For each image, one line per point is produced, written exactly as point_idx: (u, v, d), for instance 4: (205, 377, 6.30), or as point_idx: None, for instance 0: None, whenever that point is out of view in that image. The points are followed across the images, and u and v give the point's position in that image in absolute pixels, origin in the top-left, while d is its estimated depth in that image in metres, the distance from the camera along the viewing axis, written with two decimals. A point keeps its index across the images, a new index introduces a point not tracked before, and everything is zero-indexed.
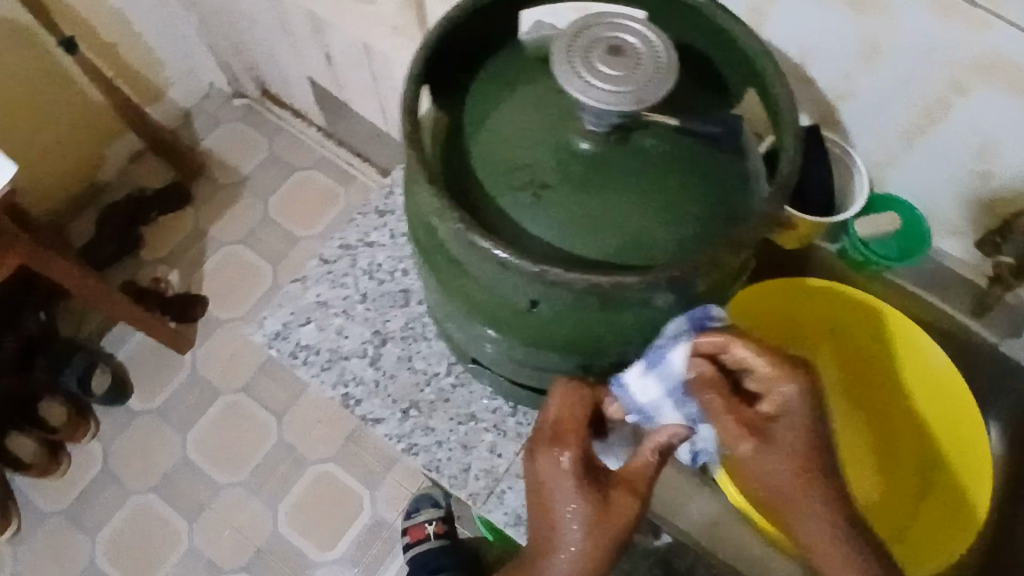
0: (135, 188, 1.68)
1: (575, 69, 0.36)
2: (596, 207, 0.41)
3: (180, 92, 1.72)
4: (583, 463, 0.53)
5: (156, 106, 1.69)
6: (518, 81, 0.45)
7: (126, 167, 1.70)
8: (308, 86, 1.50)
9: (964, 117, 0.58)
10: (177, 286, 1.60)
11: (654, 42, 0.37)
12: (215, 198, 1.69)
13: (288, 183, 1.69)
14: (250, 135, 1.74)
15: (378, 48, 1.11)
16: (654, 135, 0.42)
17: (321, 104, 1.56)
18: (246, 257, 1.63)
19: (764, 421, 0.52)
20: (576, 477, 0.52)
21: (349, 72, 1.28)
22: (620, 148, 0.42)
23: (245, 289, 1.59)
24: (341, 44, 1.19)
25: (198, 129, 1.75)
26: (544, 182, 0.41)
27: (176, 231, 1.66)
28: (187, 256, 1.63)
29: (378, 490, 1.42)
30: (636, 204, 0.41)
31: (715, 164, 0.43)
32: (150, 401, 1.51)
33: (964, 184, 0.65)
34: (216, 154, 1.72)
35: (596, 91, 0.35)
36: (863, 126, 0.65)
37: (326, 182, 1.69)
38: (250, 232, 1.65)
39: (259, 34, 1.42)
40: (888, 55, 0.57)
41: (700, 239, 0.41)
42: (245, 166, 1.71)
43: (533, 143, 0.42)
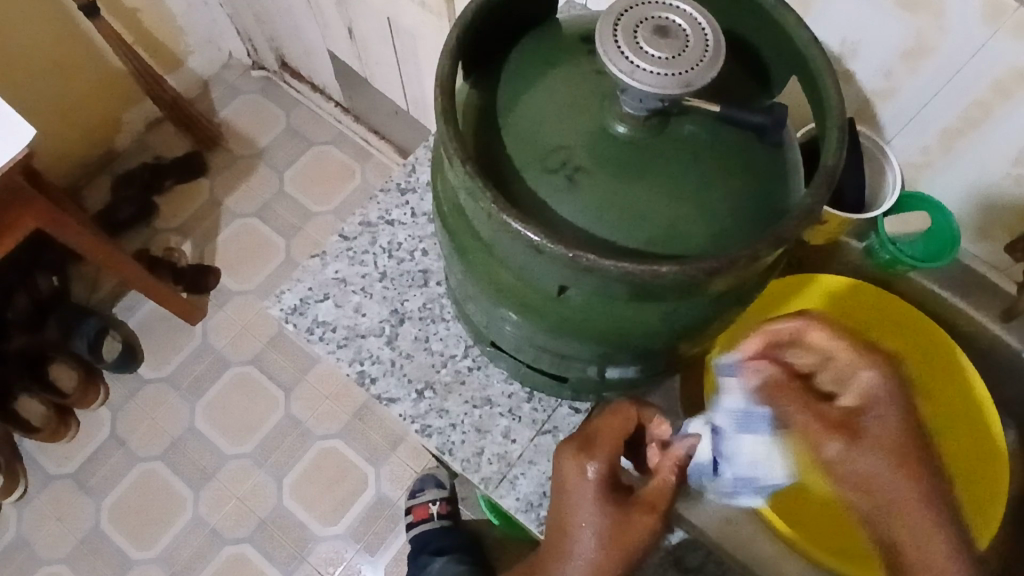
0: (151, 156, 1.68)
1: (620, 49, 0.35)
2: (630, 193, 0.40)
3: (199, 61, 1.71)
4: (609, 478, 0.55)
5: (174, 73, 1.68)
6: (557, 62, 0.44)
7: (144, 134, 1.69)
8: (330, 61, 1.49)
9: (1008, 120, 0.57)
10: (190, 256, 1.60)
11: (703, 24, 0.36)
12: (231, 169, 1.68)
13: (303, 158, 1.68)
14: (267, 107, 1.73)
15: (402, 24, 1.09)
16: (694, 122, 0.41)
17: (342, 80, 1.55)
18: (259, 229, 1.62)
19: (851, 416, 0.47)
20: (598, 492, 0.55)
21: (374, 49, 1.27)
22: (658, 134, 0.41)
23: (258, 262, 1.59)
24: (366, 19, 1.18)
25: (216, 99, 1.74)
26: (579, 164, 0.40)
27: (191, 201, 1.65)
28: (200, 225, 1.63)
29: (382, 467, 1.42)
30: (672, 191, 0.40)
31: (755, 155, 0.42)
32: (160, 369, 1.52)
33: (1002, 189, 0.63)
34: (232, 124, 1.72)
35: (641, 73, 0.34)
36: (901, 123, 0.63)
37: (342, 159, 1.68)
38: (264, 205, 1.64)
39: (283, 6, 1.41)
40: (934, 55, 0.56)
41: (736, 232, 0.40)
42: (261, 138, 1.70)
43: (569, 125, 0.41)
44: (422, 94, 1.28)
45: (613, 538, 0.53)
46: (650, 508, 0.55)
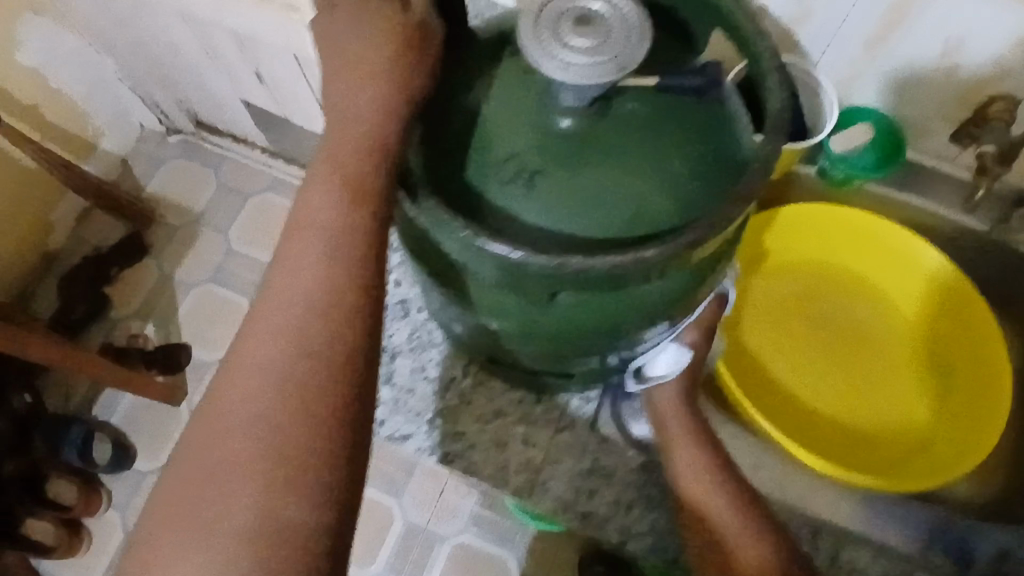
0: (90, 248, 1.62)
1: (548, 48, 0.35)
2: (608, 163, 0.40)
3: (112, 141, 1.64)
4: (327, 268, 0.40)
5: (91, 159, 1.61)
6: (481, 76, 0.43)
7: (76, 229, 1.63)
8: (246, 108, 1.45)
9: (926, 11, 0.58)
10: (156, 338, 1.55)
11: (619, 4, 0.36)
12: (174, 241, 1.63)
13: (244, 210, 1.65)
14: (194, 170, 1.69)
15: (311, 55, 1.06)
16: (634, 99, 0.41)
17: (263, 124, 1.50)
18: (220, 293, 1.59)
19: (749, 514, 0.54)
20: (349, 230, 0.40)
21: (289, 86, 1.24)
22: (602, 118, 0.40)
23: (226, 327, 1.56)
24: (274, 57, 1.15)
25: (139, 175, 1.69)
26: (535, 168, 0.40)
27: (140, 284, 1.60)
28: (158, 305, 1.58)
29: (405, 495, 1.26)
30: (637, 186, 0.40)
31: (695, 117, 0.42)
32: (156, 460, 1.46)
33: (936, 85, 0.64)
34: (164, 196, 1.67)
35: (575, 65, 0.34)
36: (823, 43, 0.64)
37: (283, 203, 1.65)
38: (217, 268, 1.61)
39: (185, 65, 1.36)
40: None
41: (703, 205, 0.41)
42: (196, 203, 1.66)
43: (517, 133, 0.41)
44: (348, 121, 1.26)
45: (309, 256, 0.40)
46: (340, 256, 0.40)
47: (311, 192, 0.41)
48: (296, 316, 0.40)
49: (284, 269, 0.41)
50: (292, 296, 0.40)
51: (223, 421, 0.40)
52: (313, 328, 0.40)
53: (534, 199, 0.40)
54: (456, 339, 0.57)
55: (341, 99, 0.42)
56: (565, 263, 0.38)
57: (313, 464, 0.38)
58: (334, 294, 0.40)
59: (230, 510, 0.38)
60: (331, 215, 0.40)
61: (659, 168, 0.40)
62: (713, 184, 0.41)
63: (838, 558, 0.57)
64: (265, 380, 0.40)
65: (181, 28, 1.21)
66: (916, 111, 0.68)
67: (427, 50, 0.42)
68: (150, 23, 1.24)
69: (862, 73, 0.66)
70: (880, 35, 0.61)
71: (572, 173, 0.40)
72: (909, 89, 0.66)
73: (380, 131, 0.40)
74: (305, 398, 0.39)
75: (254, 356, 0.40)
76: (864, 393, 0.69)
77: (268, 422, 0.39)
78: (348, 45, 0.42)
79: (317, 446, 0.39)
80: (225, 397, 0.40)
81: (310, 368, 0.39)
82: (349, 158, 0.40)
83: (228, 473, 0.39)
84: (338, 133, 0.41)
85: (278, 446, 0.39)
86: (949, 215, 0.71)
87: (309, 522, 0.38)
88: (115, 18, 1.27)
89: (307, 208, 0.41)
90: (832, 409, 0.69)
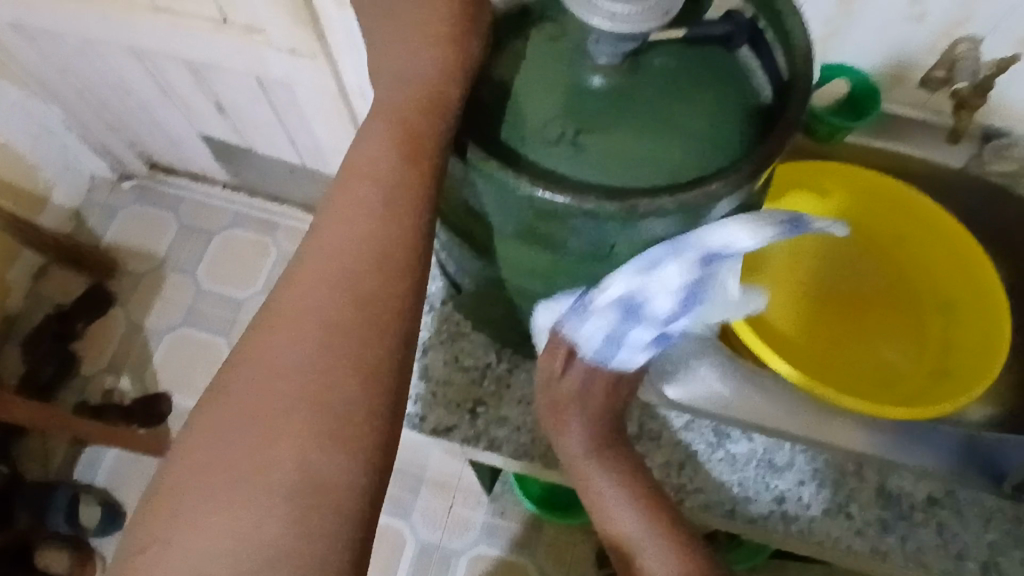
0: (50, 306, 1.55)
1: (587, 0, 0.36)
2: (650, 112, 0.41)
3: (62, 193, 1.58)
4: (386, 222, 0.41)
5: (42, 214, 1.55)
6: (510, 47, 0.44)
7: (33, 288, 1.56)
8: (204, 143, 1.42)
9: None
10: (132, 390, 1.49)
11: None
12: (140, 289, 1.58)
13: (210, 248, 1.60)
14: (152, 213, 1.64)
15: (275, 77, 1.05)
16: (663, 54, 0.42)
17: (222, 158, 1.48)
18: (195, 336, 1.53)
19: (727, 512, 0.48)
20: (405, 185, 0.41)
21: (250, 112, 1.22)
22: (636, 72, 0.42)
23: (205, 370, 1.51)
24: (233, 84, 1.14)
25: (94, 225, 1.63)
26: (577, 127, 0.41)
27: (108, 337, 1.54)
28: (131, 356, 1.52)
29: (414, 513, 1.23)
30: (680, 131, 0.41)
31: (720, 65, 0.43)
32: None
33: (904, 32, 0.68)
34: (123, 244, 1.61)
35: (621, 15, 0.35)
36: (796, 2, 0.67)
37: (249, 236, 1.61)
38: (188, 310, 1.56)
39: (136, 104, 1.33)
40: None
41: (742, 145, 0.42)
42: (159, 247, 1.61)
43: (555, 95, 0.42)
44: (315, 142, 1.25)
45: (368, 212, 0.42)
46: (397, 212, 0.41)
47: (371, 149, 0.43)
48: (349, 265, 0.41)
49: (337, 220, 0.42)
50: (349, 249, 0.41)
51: (277, 364, 0.40)
52: (369, 282, 0.41)
53: (583, 153, 0.40)
54: (491, 320, 0.57)
55: (400, 71, 0.43)
56: (634, 206, 0.38)
57: (355, 416, 0.39)
58: (389, 249, 0.41)
59: (271, 450, 0.39)
60: (388, 167, 0.42)
61: (697, 113, 0.42)
62: (747, 127, 0.43)
63: (885, 487, 0.60)
64: (319, 328, 0.41)
65: (133, 65, 1.18)
66: (885, 61, 0.72)
67: (483, 26, 0.44)
68: (99, 64, 1.21)
69: (834, 28, 0.69)
70: None
71: (617, 126, 0.41)
72: (878, 39, 0.69)
73: (432, 94, 0.42)
74: (355, 349, 0.40)
75: (308, 301, 0.41)
76: (864, 334, 0.72)
77: (316, 367, 0.40)
78: None
79: (362, 402, 0.40)
80: (277, 341, 0.41)
81: (361, 320, 0.41)
82: (410, 118, 0.42)
83: (277, 414, 0.39)
84: (401, 96, 0.43)
85: (326, 395, 0.40)
86: (927, 156, 0.75)
87: (348, 477, 0.39)
88: (60, 62, 1.24)
89: (365, 163, 0.42)
90: (836, 351, 0.71)
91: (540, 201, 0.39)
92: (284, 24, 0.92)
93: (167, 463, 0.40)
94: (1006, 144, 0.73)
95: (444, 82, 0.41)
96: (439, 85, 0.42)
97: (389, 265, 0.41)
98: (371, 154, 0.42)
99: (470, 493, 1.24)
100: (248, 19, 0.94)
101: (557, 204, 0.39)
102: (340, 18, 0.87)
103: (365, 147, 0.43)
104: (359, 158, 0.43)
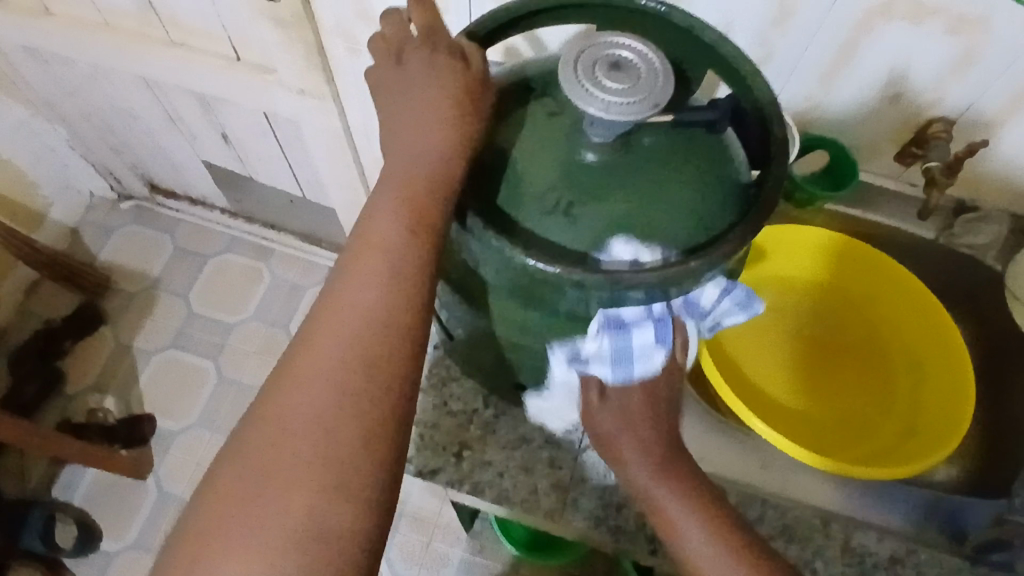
0: (39, 322, 1.56)
1: (586, 90, 0.39)
2: (637, 190, 0.44)
3: (60, 211, 1.60)
4: (392, 286, 0.42)
5: (38, 230, 1.56)
6: (509, 119, 0.48)
7: (23, 303, 1.57)
8: (205, 170, 1.45)
9: (871, 47, 0.65)
10: (116, 410, 1.49)
11: (644, 52, 0.41)
12: (130, 309, 1.59)
13: (204, 272, 1.62)
14: (148, 235, 1.66)
15: (281, 113, 1.08)
16: (651, 132, 0.46)
17: (223, 185, 1.51)
18: (184, 358, 1.54)
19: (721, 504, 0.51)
20: (412, 251, 0.43)
21: (254, 145, 1.26)
22: (625, 150, 0.45)
23: (191, 393, 1.51)
24: (239, 117, 1.17)
25: (89, 244, 1.64)
26: (571, 200, 0.44)
27: (96, 355, 1.54)
28: (117, 376, 1.52)
29: (390, 547, 1.24)
30: (663, 209, 0.44)
31: (705, 146, 0.47)
32: (123, 538, 1.39)
33: (882, 110, 0.72)
34: (117, 264, 1.63)
35: (616, 106, 0.39)
36: (783, 77, 0.71)
37: (244, 262, 1.63)
38: (178, 332, 1.57)
39: (141, 130, 1.36)
40: (794, 17, 0.65)
41: (720, 223, 0.45)
42: (152, 268, 1.62)
43: (548, 165, 0.45)
44: (316, 175, 1.29)
45: (374, 275, 0.43)
46: (406, 277, 0.43)
47: (378, 222, 0.44)
48: (357, 331, 0.42)
49: (346, 282, 0.43)
50: (354, 310, 0.42)
51: (285, 421, 0.40)
52: (376, 341, 0.41)
53: (573, 226, 0.44)
54: (480, 368, 0.59)
55: (398, 140, 0.46)
56: (617, 277, 0.42)
57: (362, 474, 0.40)
58: (394, 311, 0.42)
59: (278, 511, 0.38)
60: (393, 235, 0.43)
61: (682, 193, 0.45)
62: (725, 207, 0.46)
63: (851, 544, 0.62)
64: (325, 387, 0.41)
65: (142, 94, 1.21)
66: (865, 134, 0.76)
67: (485, 103, 0.46)
68: (107, 90, 1.24)
69: (818, 103, 0.73)
70: (831, 69, 0.69)
71: (610, 202, 0.44)
72: (857, 115, 0.73)
73: (436, 164, 0.44)
74: (364, 413, 0.40)
75: (313, 367, 0.41)
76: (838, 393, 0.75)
77: (324, 422, 0.40)
78: (405, 92, 0.46)
79: (370, 459, 0.40)
80: (279, 411, 0.40)
81: (368, 378, 0.41)
82: (415, 189, 0.43)
83: (288, 469, 0.39)
84: (405, 170, 0.44)
85: (333, 460, 0.39)
86: (902, 225, 0.79)
87: (355, 531, 0.39)
88: (69, 86, 1.27)
89: (374, 231, 0.43)
90: (811, 411, 0.74)
91: (533, 269, 0.43)
92: (295, 66, 0.96)
93: (178, 528, 0.39)
94: (974, 218, 0.77)
95: (449, 151, 0.44)
96: (443, 162, 0.44)
97: (396, 326, 0.42)
98: (377, 221, 0.44)
99: (450, 530, 1.24)
100: (260, 57, 0.98)
101: (549, 272, 0.43)
102: (350, 63, 0.91)
103: (371, 219, 0.44)
104: (365, 225, 0.44)
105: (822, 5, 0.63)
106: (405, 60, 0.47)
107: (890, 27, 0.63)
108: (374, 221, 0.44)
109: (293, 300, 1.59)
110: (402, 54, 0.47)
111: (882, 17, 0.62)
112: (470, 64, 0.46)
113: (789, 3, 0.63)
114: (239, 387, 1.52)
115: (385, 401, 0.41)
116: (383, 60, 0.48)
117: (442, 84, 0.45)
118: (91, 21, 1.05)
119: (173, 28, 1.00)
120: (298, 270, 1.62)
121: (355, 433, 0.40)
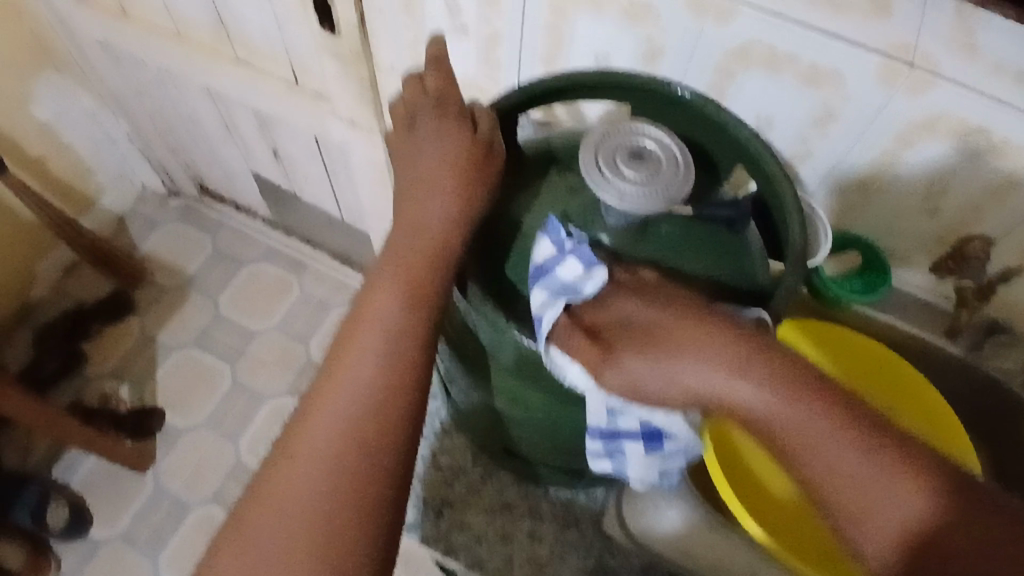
0: (73, 302, 1.60)
1: (605, 177, 0.40)
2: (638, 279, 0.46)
3: (111, 199, 1.66)
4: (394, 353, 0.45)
5: (88, 214, 1.62)
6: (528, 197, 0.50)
7: (61, 282, 1.62)
8: (253, 180, 1.49)
9: (913, 160, 0.64)
10: (129, 399, 1.52)
11: (670, 144, 0.41)
12: (161, 302, 1.63)
13: (236, 276, 1.66)
14: (190, 233, 1.71)
15: (330, 138, 1.11)
16: (667, 224, 0.47)
17: (268, 196, 1.55)
18: (202, 357, 1.57)
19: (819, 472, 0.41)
20: (413, 320, 0.45)
21: (300, 163, 1.29)
22: (638, 239, 0.47)
23: (203, 393, 1.53)
24: (290, 136, 1.21)
25: (134, 233, 1.70)
26: None
27: (120, 342, 1.58)
28: (136, 365, 1.55)
29: None
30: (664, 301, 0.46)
31: (721, 243, 0.47)
32: (114, 527, 1.40)
33: (919, 223, 0.70)
34: (156, 256, 1.67)
35: (629, 198, 0.40)
36: (822, 175, 0.71)
37: (276, 272, 1.66)
38: (201, 332, 1.59)
39: (199, 134, 1.41)
40: (837, 120, 0.64)
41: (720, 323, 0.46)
42: (188, 266, 1.67)
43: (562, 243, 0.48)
44: (356, 200, 1.31)
45: (377, 341, 0.45)
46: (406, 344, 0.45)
47: (379, 294, 0.46)
48: (351, 397, 0.43)
49: (347, 348, 0.45)
50: (353, 374, 0.44)
51: (279, 487, 0.41)
52: (371, 409, 0.43)
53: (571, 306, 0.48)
54: (475, 428, 0.60)
55: (410, 211, 0.49)
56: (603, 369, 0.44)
57: (351, 541, 0.40)
58: (392, 377, 0.44)
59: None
60: (395, 303, 0.46)
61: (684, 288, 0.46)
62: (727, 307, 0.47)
63: None
64: (318, 454, 0.42)
65: (203, 102, 1.26)
66: (899, 243, 0.74)
67: (494, 171, 0.49)
68: (172, 93, 1.29)
69: (853, 207, 0.72)
70: (870, 175, 0.68)
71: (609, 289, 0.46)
72: (892, 223, 0.72)
73: (445, 238, 0.48)
74: (355, 477, 0.41)
75: (309, 431, 0.43)
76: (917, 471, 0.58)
77: (316, 487, 0.41)
78: (426, 155, 0.50)
79: (360, 527, 0.40)
80: (274, 479, 0.42)
81: (360, 444, 0.42)
82: (419, 263, 0.47)
83: (279, 535, 0.40)
84: (407, 246, 0.48)
85: (314, 528, 0.40)
86: (929, 340, 0.77)
87: None
88: (138, 85, 1.32)
89: (376, 303, 0.46)
90: None
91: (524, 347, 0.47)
92: (349, 98, 0.99)
93: None
94: (1005, 344, 0.74)
95: (459, 225, 0.48)
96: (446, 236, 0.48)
97: (392, 390, 0.44)
98: (382, 292, 0.46)
99: None
100: (318, 84, 1.01)
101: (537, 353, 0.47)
102: None
103: (375, 290, 0.46)
104: (367, 294, 0.47)
105: (866, 112, 0.62)
106: (426, 122, 0.50)
107: (934, 143, 0.62)
108: (377, 292, 0.46)
109: (316, 316, 1.61)
110: (415, 121, 0.51)
111: (928, 133, 0.61)
112: (476, 130, 0.50)
113: (835, 105, 0.63)
114: (251, 394, 1.53)
115: (377, 467, 0.42)
116: (400, 130, 0.52)
117: (460, 152, 0.49)
118: (165, 28, 1.11)
119: (240, 45, 1.04)
120: (326, 287, 1.65)
121: (347, 499, 0.41)
